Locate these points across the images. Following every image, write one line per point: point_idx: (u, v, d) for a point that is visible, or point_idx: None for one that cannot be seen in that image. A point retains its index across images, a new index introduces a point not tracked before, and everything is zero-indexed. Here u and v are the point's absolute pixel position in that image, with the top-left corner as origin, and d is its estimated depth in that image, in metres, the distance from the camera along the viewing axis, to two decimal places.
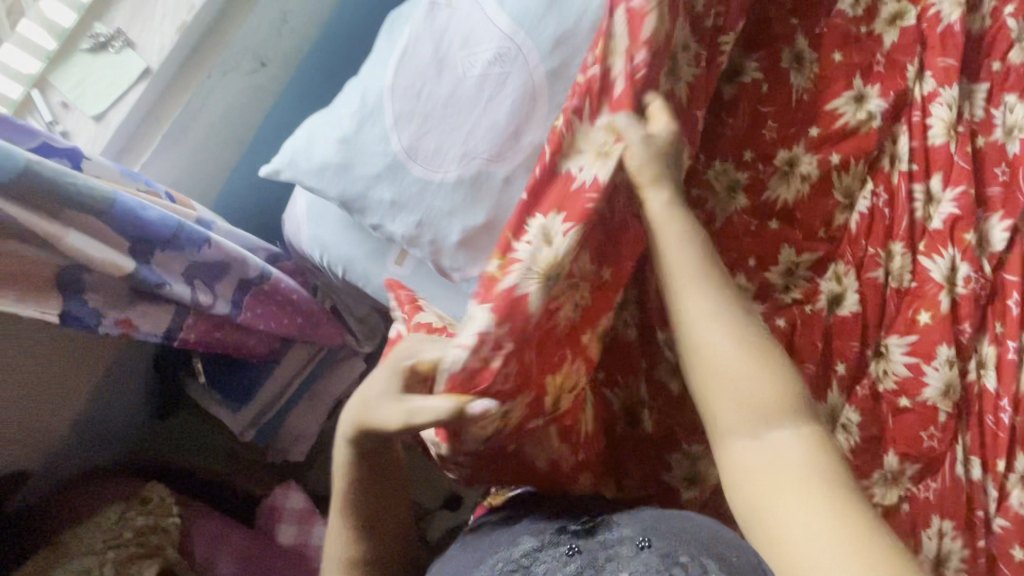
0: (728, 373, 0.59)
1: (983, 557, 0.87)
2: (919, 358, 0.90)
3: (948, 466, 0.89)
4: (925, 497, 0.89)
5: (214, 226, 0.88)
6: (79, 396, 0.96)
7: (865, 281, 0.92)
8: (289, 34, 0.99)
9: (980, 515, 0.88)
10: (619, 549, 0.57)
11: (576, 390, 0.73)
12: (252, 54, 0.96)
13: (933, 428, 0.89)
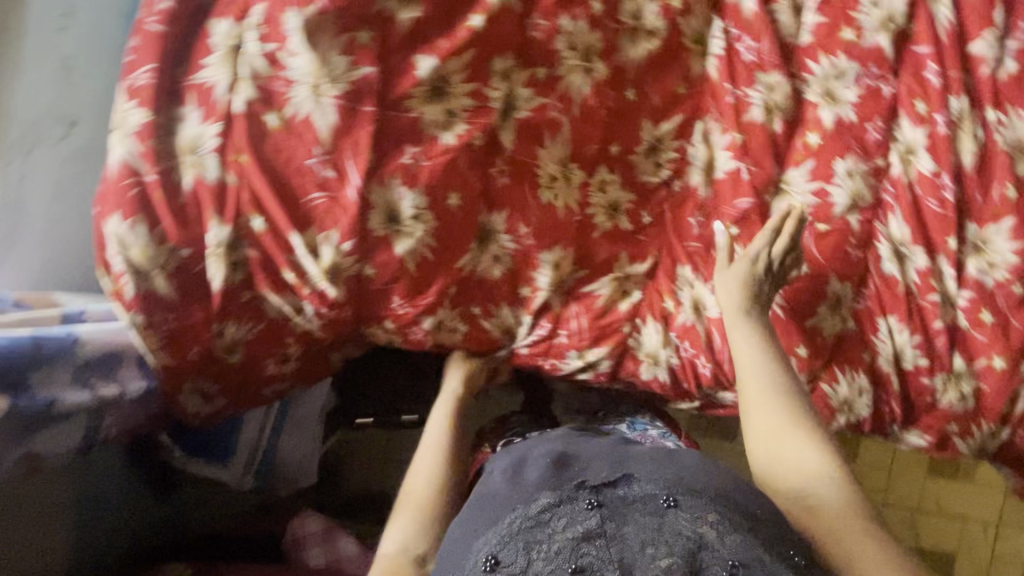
0: (785, 450, 0.75)
1: (938, 337, 1.00)
2: (821, 178, 0.98)
3: (873, 268, 1.00)
4: (865, 306, 1.00)
5: (85, 314, 0.82)
6: (64, 519, 0.97)
7: (748, 124, 0.96)
8: (81, 79, 0.91)
9: (919, 301, 0.99)
10: (645, 503, 0.67)
11: (456, 324, 0.90)
12: (51, 117, 0.88)
13: (853, 239, 0.98)
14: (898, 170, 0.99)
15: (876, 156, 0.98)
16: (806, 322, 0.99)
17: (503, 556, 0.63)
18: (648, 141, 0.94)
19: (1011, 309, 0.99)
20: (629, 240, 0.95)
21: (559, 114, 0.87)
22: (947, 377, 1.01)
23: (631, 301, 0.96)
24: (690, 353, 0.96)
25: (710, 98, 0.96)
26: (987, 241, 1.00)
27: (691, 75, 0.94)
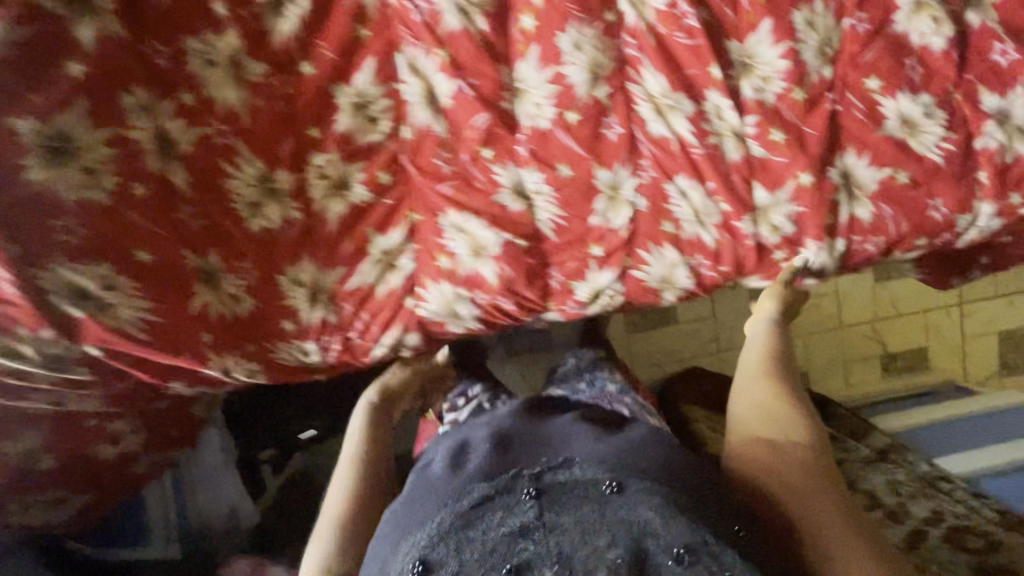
0: (772, 426, 0.79)
1: (735, 177, 0.93)
2: (552, 62, 0.88)
3: (642, 136, 0.92)
4: (650, 178, 0.94)
5: None
6: None
7: (447, 37, 0.86)
8: None
9: (702, 150, 0.92)
10: (586, 492, 0.68)
11: (239, 357, 0.90)
12: None
13: (610, 115, 0.91)
14: (632, 15, 0.89)
15: (601, 11, 0.88)
16: (590, 222, 0.95)
17: (433, 552, 0.64)
18: (348, 102, 0.87)
19: (801, 118, 0.91)
20: (375, 217, 0.92)
21: (228, 143, 0.84)
22: (755, 215, 0.95)
23: (404, 274, 0.95)
24: (483, 293, 0.97)
25: (397, 26, 0.86)
26: (756, 53, 0.89)
27: (362, 15, 0.85)
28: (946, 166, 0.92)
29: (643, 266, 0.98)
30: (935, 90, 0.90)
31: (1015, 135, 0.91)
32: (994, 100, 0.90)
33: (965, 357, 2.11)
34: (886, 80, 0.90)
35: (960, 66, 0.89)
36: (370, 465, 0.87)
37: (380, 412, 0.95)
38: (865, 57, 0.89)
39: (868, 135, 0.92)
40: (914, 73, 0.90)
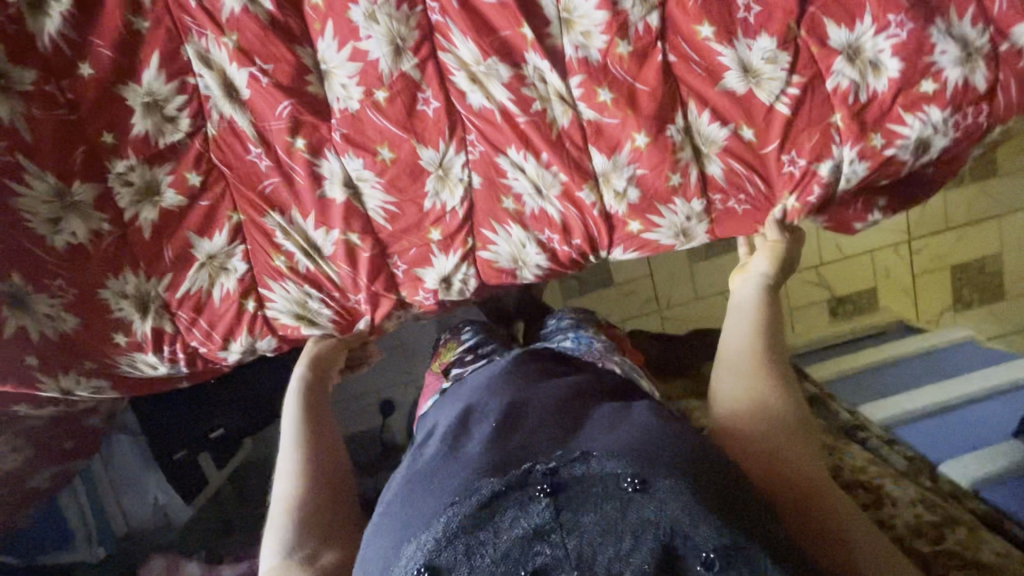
0: (764, 411, 0.73)
1: (568, 143, 0.87)
2: (349, 39, 0.83)
3: (461, 108, 0.87)
4: (479, 152, 0.88)
5: None
6: None
7: (231, 22, 0.82)
8: None
9: (529, 119, 0.86)
10: (610, 487, 0.60)
11: (71, 372, 0.91)
12: None
13: (423, 90, 0.85)
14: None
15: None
16: (425, 205, 0.90)
17: (446, 553, 0.58)
18: (140, 102, 0.84)
19: (631, 73, 0.84)
20: (193, 221, 0.89)
21: (10, 158, 0.82)
22: (597, 181, 0.89)
23: (238, 276, 0.92)
24: (328, 295, 0.94)
25: (178, 19, 0.82)
26: (575, 7, 0.83)
27: (138, 12, 0.81)
28: (795, 112, 0.84)
29: (494, 248, 0.93)
30: (775, 29, 0.82)
31: (868, 71, 0.82)
32: (840, 34, 0.82)
33: (915, 291, 2.04)
34: (717, 25, 0.82)
35: (799, 0, 0.82)
36: (313, 446, 0.80)
37: (312, 392, 0.87)
38: (693, 1, 0.82)
39: (708, 87, 0.85)
40: (749, 13, 0.82)
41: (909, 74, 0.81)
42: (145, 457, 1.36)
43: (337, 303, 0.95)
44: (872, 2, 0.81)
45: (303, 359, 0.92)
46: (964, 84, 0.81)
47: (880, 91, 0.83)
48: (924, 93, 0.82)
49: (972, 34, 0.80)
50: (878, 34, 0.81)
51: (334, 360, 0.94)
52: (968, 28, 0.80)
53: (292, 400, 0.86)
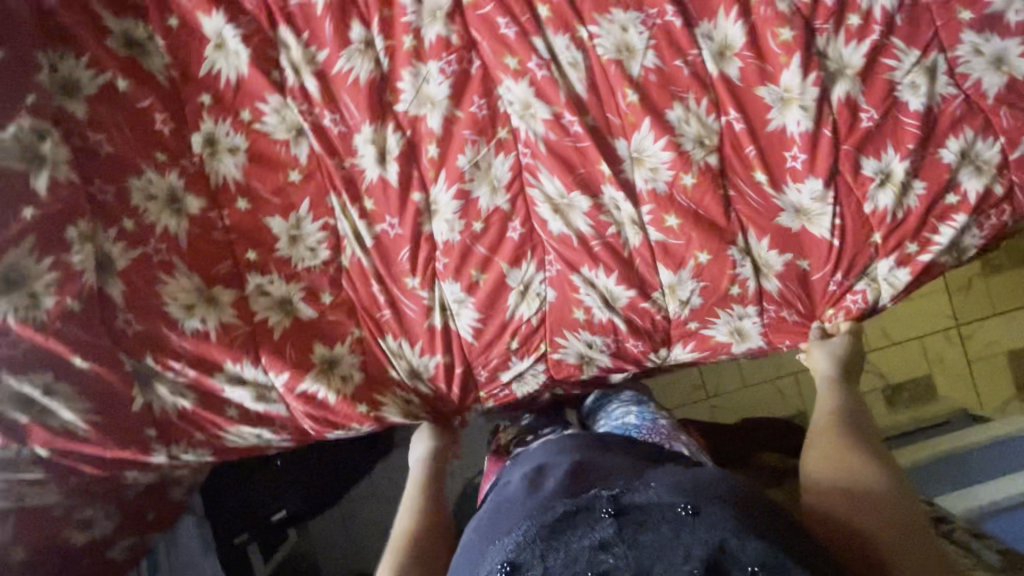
0: (850, 470, 0.80)
1: (637, 260, 0.99)
2: (456, 180, 0.99)
3: (542, 234, 1.00)
4: (556, 270, 1.00)
5: None
6: None
7: (362, 171, 0.99)
8: None
9: (606, 242, 0.99)
10: (670, 512, 0.64)
11: (185, 439, 0.97)
12: None
13: (514, 220, 0.99)
14: (523, 129, 0.99)
15: (494, 130, 0.99)
16: (506, 316, 1.01)
17: (522, 554, 0.64)
18: (285, 232, 0.98)
19: (694, 202, 0.97)
20: (317, 328, 0.98)
21: (168, 260, 0.95)
22: (664, 291, 1.00)
23: (352, 384, 0.99)
24: (430, 394, 1.03)
25: (322, 167, 0.99)
26: (644, 151, 0.97)
27: (291, 161, 0.99)
28: (840, 240, 0.96)
29: (564, 348, 1.04)
30: (820, 171, 0.94)
31: (901, 193, 0.94)
32: (872, 163, 0.94)
33: (974, 381, 2.00)
34: (769, 171, 0.96)
35: (836, 141, 0.94)
36: (422, 518, 0.88)
37: (428, 478, 0.97)
38: (747, 153, 0.96)
39: (765, 216, 0.97)
40: (796, 163, 0.95)
41: (933, 192, 0.94)
42: (205, 543, 1.33)
43: (434, 404, 1.04)
44: (898, 137, 0.94)
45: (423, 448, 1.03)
46: (984, 192, 0.93)
47: (912, 207, 0.94)
48: (950, 204, 0.94)
49: (982, 146, 0.93)
50: (904, 159, 0.93)
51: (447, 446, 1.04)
52: (984, 146, 0.93)
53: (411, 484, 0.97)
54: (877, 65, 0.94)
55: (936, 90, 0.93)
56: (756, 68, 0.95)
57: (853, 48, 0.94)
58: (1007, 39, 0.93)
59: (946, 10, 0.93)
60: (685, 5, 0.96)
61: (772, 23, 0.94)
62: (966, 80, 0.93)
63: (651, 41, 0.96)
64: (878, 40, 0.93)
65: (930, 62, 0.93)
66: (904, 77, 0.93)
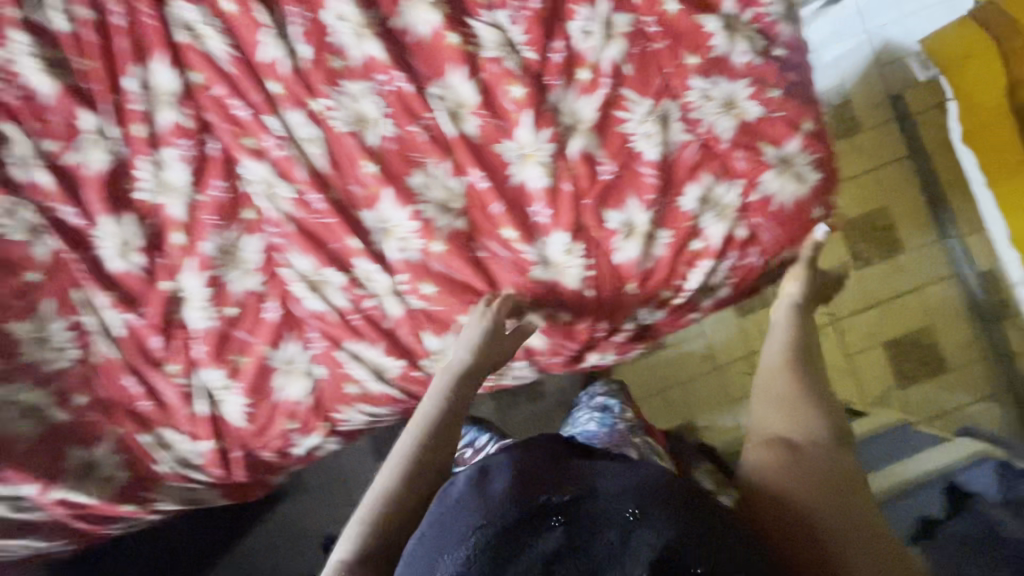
0: (796, 419, 0.71)
1: (400, 328, 0.98)
2: (203, 266, 0.96)
3: (300, 312, 0.98)
4: (321, 346, 0.99)
5: None
6: None
7: (103, 265, 0.96)
8: None
9: (365, 315, 0.97)
10: (608, 530, 0.52)
11: None
12: None
13: (268, 301, 0.97)
14: (269, 209, 0.96)
15: (240, 212, 0.96)
16: (276, 398, 0.99)
17: (475, 565, 0.51)
18: (27, 337, 0.94)
19: (446, 267, 0.95)
20: (72, 434, 0.95)
21: None
22: (433, 357, 0.98)
23: (118, 484, 0.98)
24: (204, 480, 1.02)
25: (60, 265, 0.95)
26: (389, 221, 0.95)
27: (28, 260, 0.94)
28: (593, 291, 0.95)
29: (344, 422, 1.03)
30: (565, 224, 0.93)
31: (647, 243, 0.93)
32: (617, 215, 0.93)
33: (856, 373, 2.01)
34: (519, 229, 0.94)
35: (578, 196, 0.93)
36: (428, 445, 0.72)
37: (466, 379, 0.84)
38: (492, 211, 0.94)
39: (520, 274, 0.95)
40: (539, 218, 0.94)
41: (678, 239, 0.93)
42: None
43: (221, 486, 1.04)
44: (638, 187, 0.93)
45: (472, 330, 0.90)
46: (726, 236, 0.93)
47: (662, 255, 0.94)
48: (695, 250, 0.94)
49: (722, 191, 0.93)
50: (646, 210, 0.92)
51: (504, 334, 0.91)
52: (722, 189, 0.93)
53: (443, 376, 0.84)
54: (610, 116, 0.93)
55: (671, 138, 0.93)
56: (493, 129, 0.93)
57: (586, 102, 0.93)
58: (736, 81, 0.92)
59: (673, 57, 0.92)
60: (416, 71, 0.93)
61: (502, 83, 0.92)
62: (700, 125, 0.92)
63: (384, 109, 0.94)
64: (609, 93, 0.92)
65: (663, 110, 0.93)
66: (638, 127, 0.93)
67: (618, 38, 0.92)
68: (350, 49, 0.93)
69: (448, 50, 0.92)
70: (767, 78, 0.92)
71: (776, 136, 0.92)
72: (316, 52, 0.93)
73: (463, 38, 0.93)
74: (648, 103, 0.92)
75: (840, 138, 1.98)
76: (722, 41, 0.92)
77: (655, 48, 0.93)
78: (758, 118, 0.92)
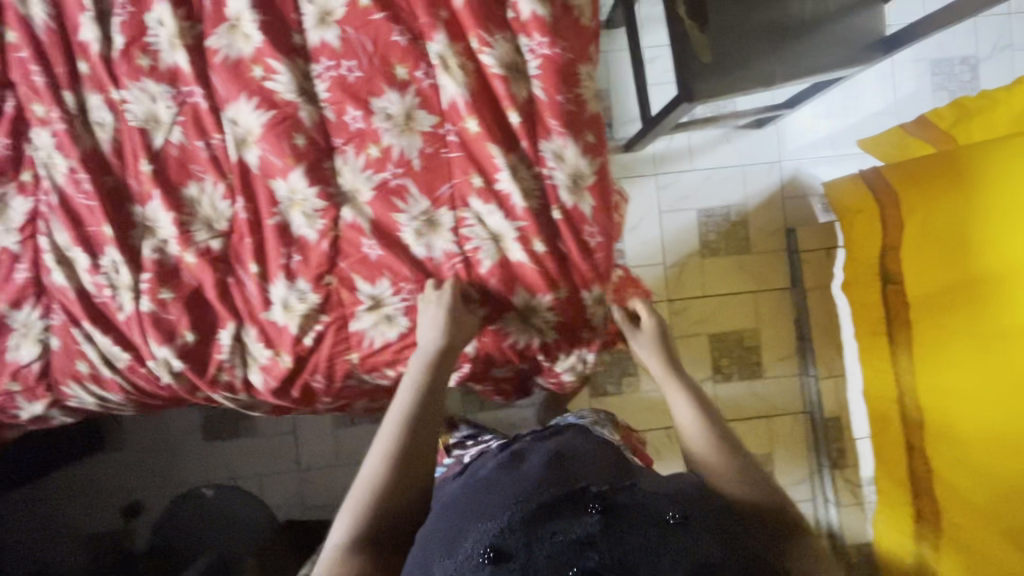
0: (725, 469, 0.79)
1: (134, 323, 0.98)
2: None
3: (48, 282, 0.99)
4: (59, 319, 0.99)
5: None
6: None
7: None
8: None
9: (107, 301, 0.98)
10: (658, 517, 0.63)
11: None
12: None
13: (20, 262, 0.98)
14: (43, 176, 0.98)
15: (18, 172, 0.99)
16: (4, 357, 0.99)
17: (507, 540, 0.63)
18: None
19: (193, 277, 0.98)
20: None
21: None
22: (157, 361, 0.98)
23: None
24: None
25: None
26: (155, 220, 0.98)
27: None
28: (319, 344, 0.98)
29: (70, 397, 1.02)
30: (308, 275, 0.97)
31: (384, 322, 0.97)
32: (367, 287, 0.97)
33: None
34: (263, 266, 0.98)
35: (331, 256, 0.97)
36: (423, 416, 0.84)
37: (437, 363, 0.91)
38: (249, 247, 0.98)
39: (255, 312, 0.98)
40: (290, 260, 0.97)
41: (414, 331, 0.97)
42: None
43: None
44: (395, 271, 0.96)
45: (431, 318, 0.93)
46: None
47: (392, 339, 0.97)
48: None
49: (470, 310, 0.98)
50: (394, 294, 0.97)
51: (470, 321, 0.95)
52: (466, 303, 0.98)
53: (415, 364, 0.92)
54: (387, 202, 0.96)
55: (437, 244, 0.96)
56: (269, 163, 0.97)
57: (367, 177, 0.96)
58: (510, 220, 0.96)
59: (460, 171, 0.95)
60: (215, 90, 0.97)
61: (291, 127, 0.96)
62: (467, 242, 0.96)
63: (177, 118, 0.97)
64: (391, 180, 0.96)
65: (436, 215, 0.96)
66: (409, 221, 0.96)
67: (414, 135, 0.96)
68: (161, 53, 0.97)
69: (247, 80, 0.96)
70: (537, 218, 0.96)
71: (534, 284, 0.97)
72: (127, 45, 0.97)
73: (262, 69, 0.96)
74: (424, 205, 0.96)
75: (728, 254, 2.04)
76: (507, 179, 0.95)
77: (447, 155, 0.96)
78: (520, 261, 0.96)
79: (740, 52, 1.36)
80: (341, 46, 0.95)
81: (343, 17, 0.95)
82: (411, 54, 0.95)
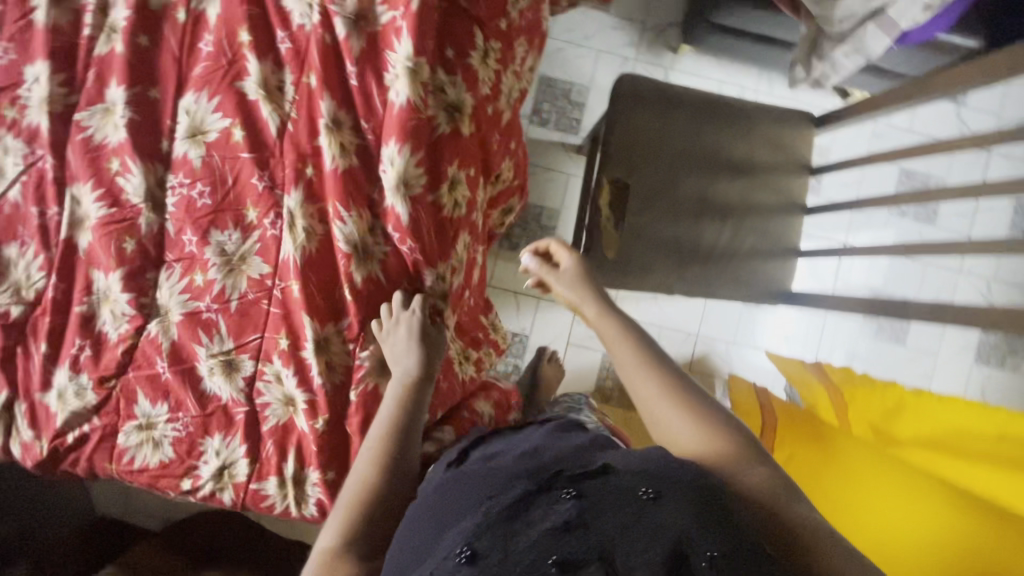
0: (697, 422, 0.76)
1: None
2: None
3: None
4: None
5: None
6: None
7: None
8: None
9: None
10: (631, 501, 0.60)
11: None
12: None
13: None
14: None
15: None
16: None
17: (483, 542, 0.56)
18: None
19: None
20: None
21: None
22: None
23: None
24: None
25: None
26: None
27: None
28: (81, 443, 0.96)
29: None
30: (92, 374, 0.95)
31: (149, 445, 0.95)
32: (146, 405, 0.95)
33: None
34: (53, 349, 0.96)
35: (122, 364, 0.95)
36: (404, 420, 0.88)
37: (424, 378, 0.91)
38: (45, 325, 0.96)
39: (31, 389, 0.96)
40: (80, 352, 0.95)
41: (174, 464, 0.95)
42: None
43: None
44: (178, 400, 0.95)
45: (399, 343, 0.92)
46: (211, 493, 0.96)
47: (149, 465, 0.95)
48: (182, 486, 0.96)
49: (238, 466, 0.95)
50: (168, 422, 0.95)
51: (433, 333, 0.95)
52: (235, 455, 0.95)
53: (394, 381, 0.91)
54: (193, 331, 0.95)
55: (225, 390, 0.94)
56: (95, 254, 0.95)
57: (183, 300, 0.95)
58: (304, 390, 0.94)
59: (272, 327, 0.95)
60: (68, 164, 0.96)
61: (125, 228, 0.94)
62: (258, 396, 0.95)
63: (22, 177, 0.96)
64: (203, 312, 0.95)
65: (237, 360, 0.95)
66: (207, 357, 0.95)
67: (242, 277, 0.95)
68: (28, 109, 0.96)
69: (99, 167, 0.95)
70: (331, 397, 0.94)
71: (307, 459, 0.95)
72: None
73: (118, 161, 0.95)
74: (227, 346, 0.95)
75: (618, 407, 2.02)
76: (312, 351, 0.94)
77: (267, 307, 0.95)
78: (302, 431, 0.95)
79: (646, 257, 1.34)
80: (201, 168, 0.95)
81: (213, 141, 0.95)
82: (265, 201, 0.95)
